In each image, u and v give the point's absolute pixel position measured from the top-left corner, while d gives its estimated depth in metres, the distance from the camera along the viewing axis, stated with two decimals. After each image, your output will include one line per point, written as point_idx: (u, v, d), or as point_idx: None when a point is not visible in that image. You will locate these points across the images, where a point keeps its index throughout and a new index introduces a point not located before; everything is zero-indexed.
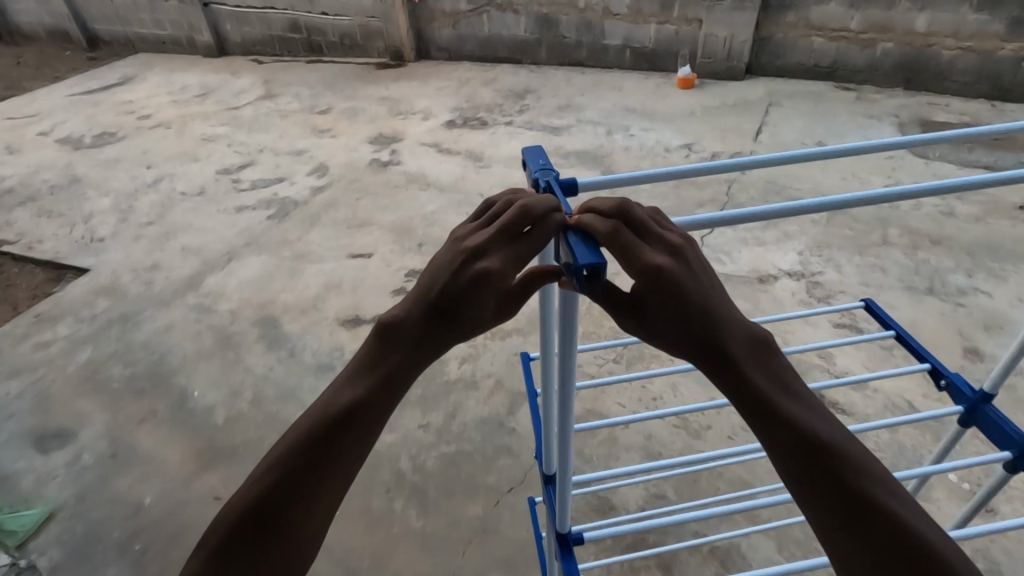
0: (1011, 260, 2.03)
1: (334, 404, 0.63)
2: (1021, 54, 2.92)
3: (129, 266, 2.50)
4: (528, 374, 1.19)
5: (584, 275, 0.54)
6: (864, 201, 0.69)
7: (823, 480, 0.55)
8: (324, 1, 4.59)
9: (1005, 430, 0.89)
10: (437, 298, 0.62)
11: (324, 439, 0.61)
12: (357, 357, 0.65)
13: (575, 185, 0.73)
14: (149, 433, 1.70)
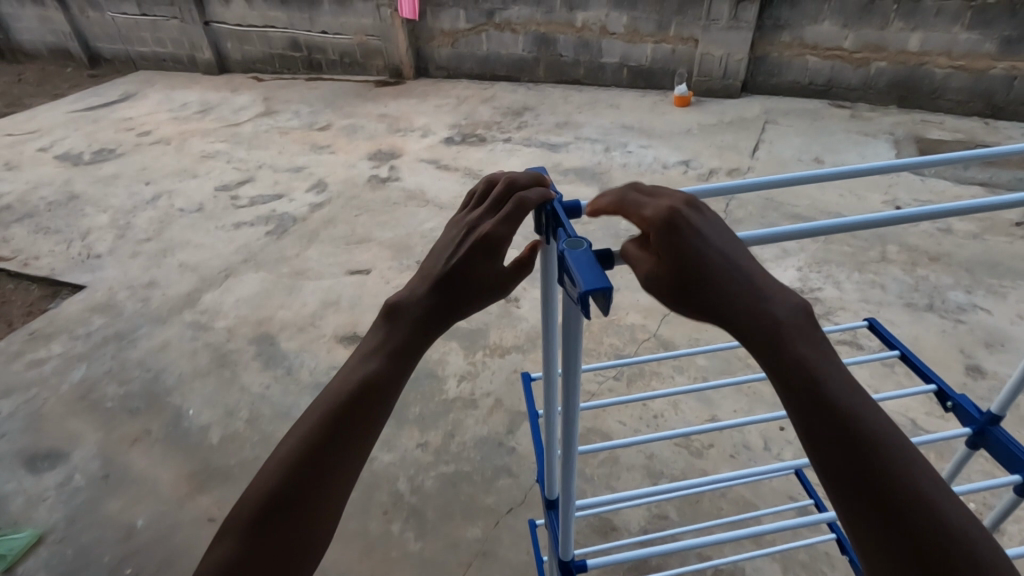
0: (1010, 277, 2.03)
1: (355, 377, 0.66)
2: (1013, 72, 2.96)
3: (126, 282, 2.49)
4: (529, 395, 1.17)
5: (588, 302, 0.50)
6: (865, 225, 0.68)
7: (889, 494, 0.49)
8: (325, 20, 4.64)
9: (1014, 453, 0.87)
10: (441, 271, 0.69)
11: (347, 413, 0.64)
12: (368, 341, 0.70)
13: (578, 207, 0.73)
14: (142, 453, 1.67)
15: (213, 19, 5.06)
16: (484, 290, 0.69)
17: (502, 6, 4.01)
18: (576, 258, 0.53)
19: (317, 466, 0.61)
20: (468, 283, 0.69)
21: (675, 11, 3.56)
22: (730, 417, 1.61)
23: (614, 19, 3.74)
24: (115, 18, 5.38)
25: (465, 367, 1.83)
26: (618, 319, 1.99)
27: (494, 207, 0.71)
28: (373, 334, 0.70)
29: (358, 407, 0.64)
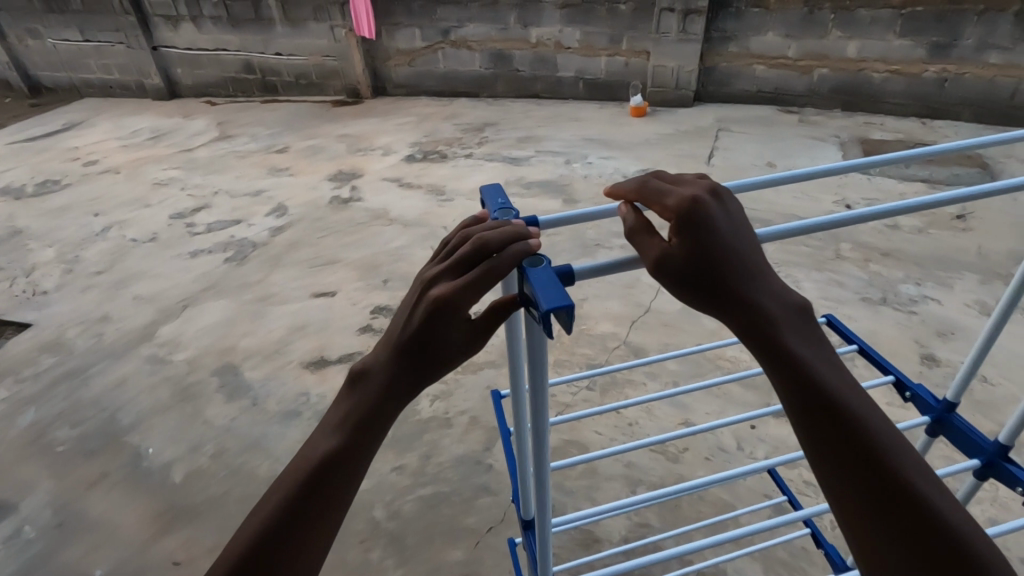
0: (957, 268, 2.13)
1: (312, 455, 0.61)
2: (944, 75, 3.14)
3: (77, 318, 2.37)
4: (500, 412, 1.16)
5: (550, 319, 0.50)
6: (808, 229, 0.70)
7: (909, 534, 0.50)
8: (279, 42, 4.59)
9: (974, 439, 0.91)
10: (408, 339, 0.60)
11: (304, 494, 0.58)
12: (337, 406, 0.64)
13: (536, 223, 0.73)
14: (100, 498, 1.58)
15: (161, 44, 4.95)
16: (453, 351, 0.60)
17: (458, 24, 4.04)
18: (538, 276, 0.54)
19: (281, 551, 0.56)
20: (444, 340, 0.59)
21: (627, 26, 3.65)
22: (704, 419, 1.63)
23: (568, 34, 3.82)
24: (57, 45, 5.21)
25: (438, 386, 1.80)
26: (589, 328, 2.00)
27: (457, 266, 0.60)
28: (341, 399, 0.64)
29: (322, 487, 0.58)
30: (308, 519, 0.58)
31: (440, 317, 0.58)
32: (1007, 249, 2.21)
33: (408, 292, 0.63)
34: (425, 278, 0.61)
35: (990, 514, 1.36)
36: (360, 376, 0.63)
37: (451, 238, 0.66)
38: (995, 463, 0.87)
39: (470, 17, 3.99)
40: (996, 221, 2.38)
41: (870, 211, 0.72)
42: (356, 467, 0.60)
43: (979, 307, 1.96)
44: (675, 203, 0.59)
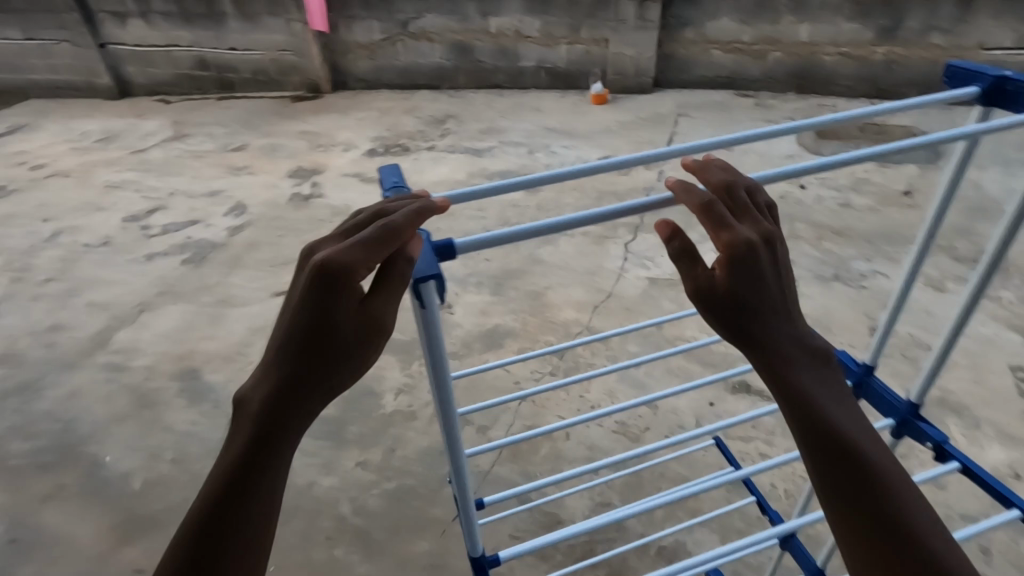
0: (904, 243, 2.21)
1: (223, 473, 0.59)
2: (891, 57, 3.23)
3: (27, 329, 2.29)
4: None
5: (422, 284, 0.57)
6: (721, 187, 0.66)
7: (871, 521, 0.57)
8: (233, 37, 4.46)
9: (888, 400, 0.94)
10: (298, 333, 0.57)
11: (217, 513, 0.58)
12: (243, 422, 0.61)
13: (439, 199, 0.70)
14: (56, 511, 1.54)
15: (109, 41, 4.77)
16: (351, 343, 0.57)
17: (416, 16, 4.00)
18: (418, 247, 0.60)
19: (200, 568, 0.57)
20: (340, 335, 0.57)
21: (585, 15, 3.66)
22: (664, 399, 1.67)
23: (528, 23, 3.81)
24: None
25: (402, 379, 1.80)
26: (552, 316, 2.02)
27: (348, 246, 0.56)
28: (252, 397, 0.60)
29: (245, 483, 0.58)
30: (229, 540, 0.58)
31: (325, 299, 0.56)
32: (950, 223, 2.30)
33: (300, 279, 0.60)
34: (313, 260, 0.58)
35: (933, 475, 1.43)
36: (241, 406, 0.61)
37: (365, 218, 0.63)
38: (908, 421, 0.91)
39: (428, 8, 3.95)
40: (940, 196, 2.47)
41: (781, 172, 0.70)
42: (272, 476, 0.59)
43: (924, 280, 2.04)
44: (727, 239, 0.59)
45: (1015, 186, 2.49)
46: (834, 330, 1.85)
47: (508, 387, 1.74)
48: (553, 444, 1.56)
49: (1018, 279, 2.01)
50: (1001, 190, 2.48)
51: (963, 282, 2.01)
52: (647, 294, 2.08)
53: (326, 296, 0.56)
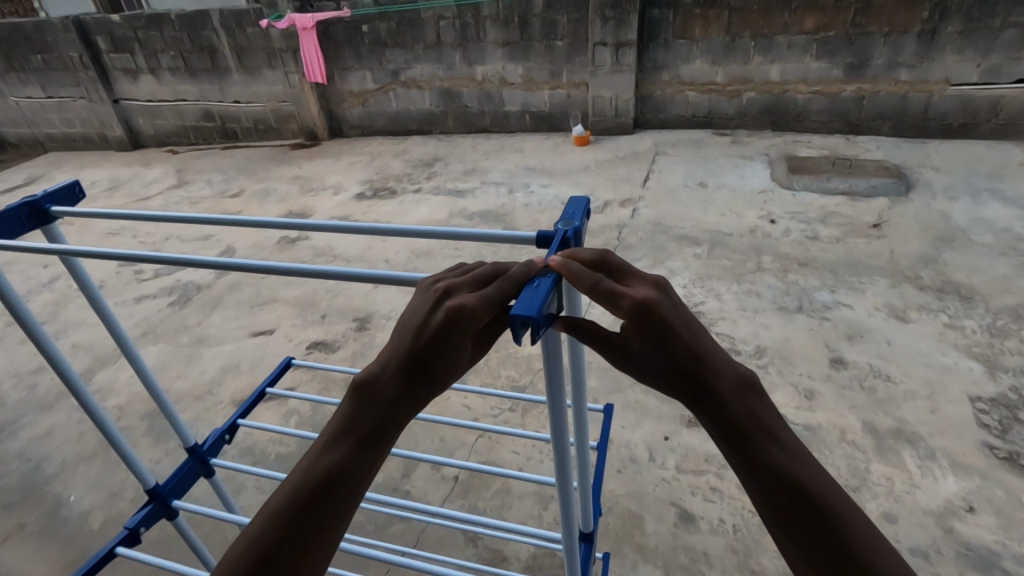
0: (867, 273, 2.23)
1: (333, 469, 0.57)
2: (861, 94, 3.31)
3: (11, 371, 2.34)
4: (278, 375, 1.36)
5: None
6: (267, 269, 0.79)
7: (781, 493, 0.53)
8: (235, 90, 4.66)
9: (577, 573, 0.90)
10: (416, 357, 0.57)
11: (329, 491, 0.56)
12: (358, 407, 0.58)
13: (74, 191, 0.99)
14: (13, 551, 1.57)
15: (122, 97, 5.03)
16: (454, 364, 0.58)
17: (406, 65, 4.14)
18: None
19: (314, 516, 0.56)
20: (446, 359, 0.57)
21: (564, 60, 3.78)
22: (619, 433, 1.68)
23: (511, 70, 3.93)
24: (20, 102, 5.32)
25: None
26: (516, 350, 2.05)
27: (479, 280, 0.59)
28: (342, 408, 0.59)
29: (335, 494, 0.56)
30: (327, 497, 0.56)
31: (446, 337, 0.56)
32: (916, 252, 2.31)
33: (423, 301, 0.59)
34: (444, 288, 0.58)
35: (884, 507, 1.41)
36: (368, 389, 0.58)
37: (501, 266, 0.61)
38: None
39: (417, 57, 4.08)
40: (908, 226, 2.49)
41: (326, 269, 0.74)
42: (357, 470, 0.57)
43: (887, 309, 2.04)
44: (628, 304, 0.55)
45: (983, 215, 2.50)
46: (793, 361, 1.85)
47: (466, 424, 1.77)
48: (504, 479, 1.57)
49: (981, 308, 2.00)
50: (969, 220, 2.49)
51: (926, 312, 2.01)
52: None
53: (457, 320, 0.56)
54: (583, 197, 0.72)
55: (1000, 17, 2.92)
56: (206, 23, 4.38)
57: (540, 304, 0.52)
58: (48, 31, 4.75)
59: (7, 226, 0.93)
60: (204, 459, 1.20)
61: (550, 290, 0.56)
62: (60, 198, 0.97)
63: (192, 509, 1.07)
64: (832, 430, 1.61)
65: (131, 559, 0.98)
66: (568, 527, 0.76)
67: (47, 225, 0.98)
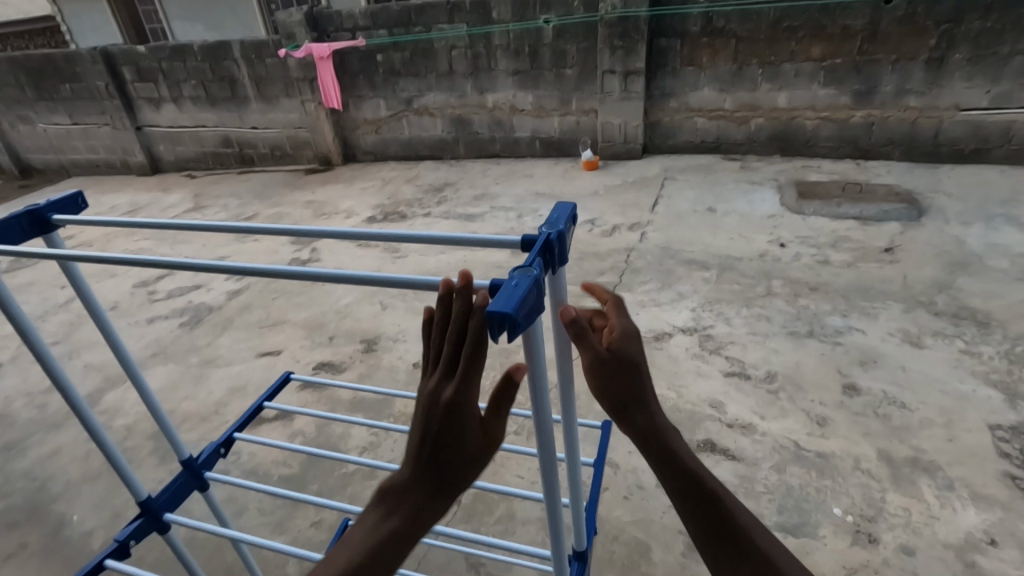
0: (880, 298, 2.20)
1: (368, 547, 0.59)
2: (870, 120, 3.31)
3: (24, 390, 2.36)
4: (277, 391, 1.36)
5: None
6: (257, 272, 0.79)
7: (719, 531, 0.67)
8: (253, 117, 4.78)
9: None
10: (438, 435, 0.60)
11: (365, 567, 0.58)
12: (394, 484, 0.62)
13: (74, 201, 1.01)
14: (13, 571, 1.56)
15: (145, 124, 5.18)
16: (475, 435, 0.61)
17: (419, 93, 4.23)
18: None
19: None
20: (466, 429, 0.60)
21: (574, 88, 3.85)
22: (624, 458, 1.65)
23: (521, 98, 4.00)
24: (47, 129, 5.51)
25: (368, 438, 1.84)
26: None
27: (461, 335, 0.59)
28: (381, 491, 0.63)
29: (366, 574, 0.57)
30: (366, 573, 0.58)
31: (466, 410, 0.59)
32: (930, 278, 2.28)
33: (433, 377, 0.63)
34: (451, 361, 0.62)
35: (903, 540, 1.35)
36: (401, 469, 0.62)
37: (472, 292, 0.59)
38: None
39: (429, 86, 4.17)
40: (921, 251, 2.46)
41: (316, 271, 0.74)
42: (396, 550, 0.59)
43: (901, 335, 2.00)
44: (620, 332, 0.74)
45: (998, 240, 2.47)
46: (804, 387, 1.82)
47: None
48: (508, 505, 1.54)
49: (999, 333, 1.95)
50: (983, 245, 2.46)
51: (941, 338, 1.96)
52: None
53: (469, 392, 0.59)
54: (567, 203, 0.73)
55: (1008, 44, 2.93)
56: (228, 53, 4.52)
57: (518, 302, 0.52)
58: (78, 62, 4.94)
59: (8, 236, 0.95)
60: (198, 473, 1.19)
61: (528, 289, 0.55)
62: (63, 207, 1.00)
63: (183, 522, 1.06)
64: (846, 458, 1.57)
65: (118, 571, 0.97)
66: (557, 547, 0.75)
67: (47, 235, 1.00)
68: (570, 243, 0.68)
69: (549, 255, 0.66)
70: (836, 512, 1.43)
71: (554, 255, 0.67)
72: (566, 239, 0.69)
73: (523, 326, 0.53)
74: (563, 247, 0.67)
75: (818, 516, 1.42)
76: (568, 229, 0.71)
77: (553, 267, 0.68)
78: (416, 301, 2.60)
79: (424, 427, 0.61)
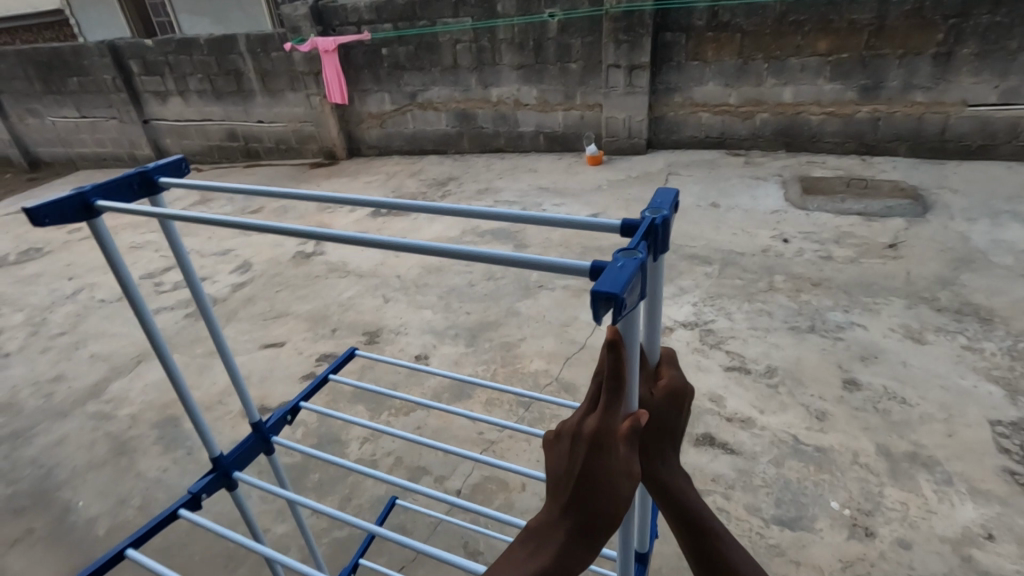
0: (883, 294, 2.19)
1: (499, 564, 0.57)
2: (876, 115, 3.29)
3: (31, 380, 2.39)
4: (341, 364, 1.37)
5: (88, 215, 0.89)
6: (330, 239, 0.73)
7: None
8: (258, 110, 4.79)
9: None
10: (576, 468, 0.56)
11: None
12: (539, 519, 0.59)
13: (180, 167, 1.02)
14: (20, 556, 1.59)
15: (151, 117, 5.21)
16: (611, 476, 0.55)
17: (423, 87, 4.23)
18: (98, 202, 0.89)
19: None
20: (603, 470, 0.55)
21: (578, 83, 3.84)
22: None
23: (525, 92, 4.00)
24: (55, 122, 5.55)
25: (369, 429, 1.85)
26: (523, 366, 2.04)
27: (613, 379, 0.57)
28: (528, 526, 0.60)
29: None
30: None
31: (608, 450, 0.55)
32: (933, 274, 2.27)
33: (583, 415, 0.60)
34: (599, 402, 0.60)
35: (898, 533, 1.36)
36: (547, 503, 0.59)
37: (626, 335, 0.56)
38: None
39: (433, 80, 4.17)
40: (925, 247, 2.45)
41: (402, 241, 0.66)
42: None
43: (902, 331, 1.99)
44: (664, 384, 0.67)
45: (1003, 237, 2.46)
46: (805, 382, 1.82)
47: (470, 437, 1.76)
48: (507, 495, 1.55)
49: (1001, 330, 1.95)
50: (988, 241, 2.44)
51: (943, 333, 1.96)
52: None
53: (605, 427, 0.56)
54: (673, 186, 0.66)
55: (1016, 39, 2.90)
56: (233, 47, 4.54)
57: (623, 286, 0.48)
58: (85, 55, 4.97)
59: (118, 192, 0.94)
60: (266, 437, 1.21)
61: (633, 274, 0.50)
62: (169, 171, 1.00)
63: (249, 481, 1.06)
64: (845, 452, 1.57)
65: (189, 520, 0.99)
66: (625, 543, 0.69)
67: (152, 196, 1.01)
68: (674, 230, 0.61)
69: (652, 240, 0.60)
70: (833, 505, 1.44)
71: (658, 240, 0.60)
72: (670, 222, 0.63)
73: (622, 312, 0.49)
74: (666, 232, 0.60)
75: (815, 509, 1.43)
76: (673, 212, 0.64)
77: (655, 254, 0.60)
78: (418, 294, 2.61)
79: (562, 466, 0.58)
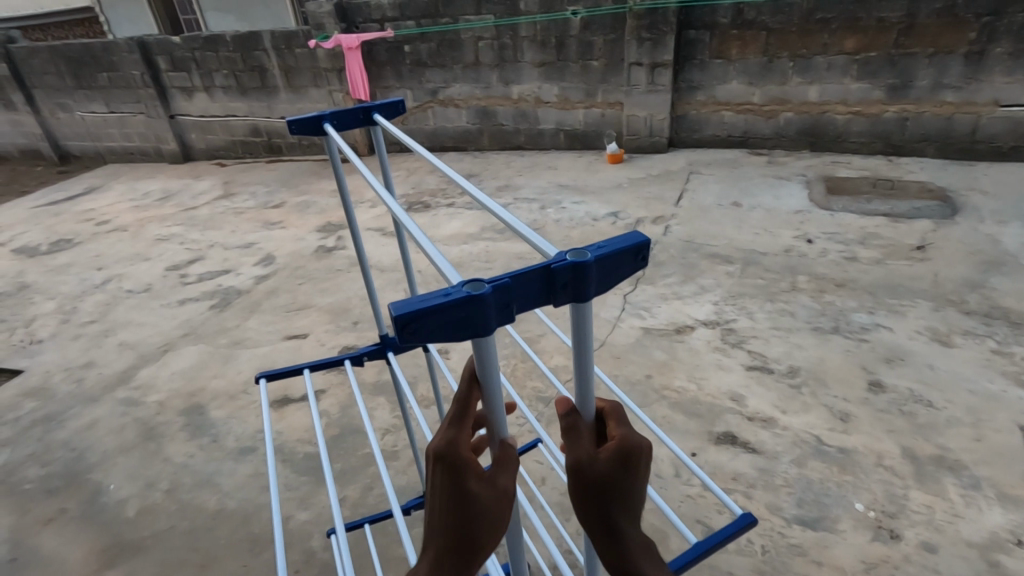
0: (909, 296, 2.16)
1: None
2: (904, 114, 3.23)
3: (62, 366, 2.45)
4: None
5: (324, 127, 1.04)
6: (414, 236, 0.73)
7: None
8: (282, 107, 4.86)
9: None
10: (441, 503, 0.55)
11: None
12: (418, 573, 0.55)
13: (398, 105, 1.08)
14: (53, 534, 1.64)
15: (177, 112, 5.31)
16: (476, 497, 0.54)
17: (444, 84, 4.25)
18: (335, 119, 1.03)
19: None
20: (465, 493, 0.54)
21: (599, 81, 3.84)
22: None
23: (546, 90, 4.01)
24: (85, 117, 5.68)
25: (391, 421, 1.87)
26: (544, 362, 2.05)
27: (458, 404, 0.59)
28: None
29: None
30: None
31: (459, 472, 0.54)
32: (962, 276, 2.23)
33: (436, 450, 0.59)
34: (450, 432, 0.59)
35: (924, 536, 1.34)
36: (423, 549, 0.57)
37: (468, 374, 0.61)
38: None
39: (455, 77, 4.19)
40: (953, 249, 2.40)
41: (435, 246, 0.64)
42: None
43: (929, 333, 1.96)
44: (609, 450, 0.54)
45: None
46: (828, 383, 1.80)
47: None
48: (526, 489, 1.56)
49: None
50: (1020, 244, 2.39)
51: (971, 337, 1.92)
52: (639, 342, 2.08)
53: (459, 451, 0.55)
54: (642, 236, 0.52)
55: None
56: (258, 44, 4.61)
57: (418, 308, 0.45)
58: (115, 51, 5.08)
59: (347, 121, 1.05)
60: None
61: (433, 305, 0.45)
62: (389, 109, 1.07)
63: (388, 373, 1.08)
64: (869, 454, 1.55)
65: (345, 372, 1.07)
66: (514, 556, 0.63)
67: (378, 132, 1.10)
68: (585, 278, 0.49)
69: (549, 284, 0.49)
70: (857, 507, 1.42)
71: (558, 283, 0.49)
72: (605, 270, 0.51)
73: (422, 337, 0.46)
74: (575, 279, 0.49)
75: (838, 510, 1.41)
76: (620, 263, 0.52)
77: (556, 301, 0.50)
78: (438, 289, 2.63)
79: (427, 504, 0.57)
